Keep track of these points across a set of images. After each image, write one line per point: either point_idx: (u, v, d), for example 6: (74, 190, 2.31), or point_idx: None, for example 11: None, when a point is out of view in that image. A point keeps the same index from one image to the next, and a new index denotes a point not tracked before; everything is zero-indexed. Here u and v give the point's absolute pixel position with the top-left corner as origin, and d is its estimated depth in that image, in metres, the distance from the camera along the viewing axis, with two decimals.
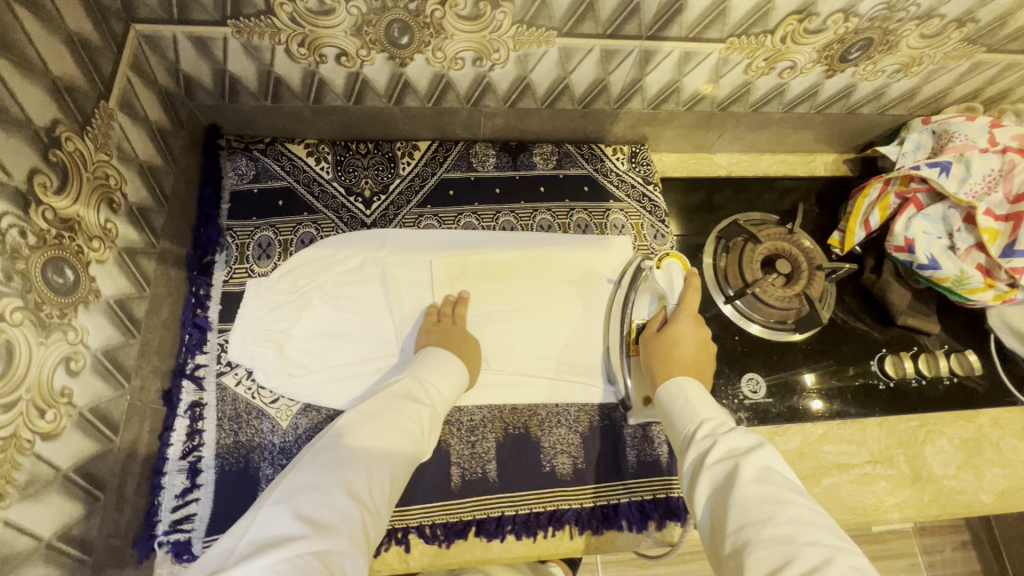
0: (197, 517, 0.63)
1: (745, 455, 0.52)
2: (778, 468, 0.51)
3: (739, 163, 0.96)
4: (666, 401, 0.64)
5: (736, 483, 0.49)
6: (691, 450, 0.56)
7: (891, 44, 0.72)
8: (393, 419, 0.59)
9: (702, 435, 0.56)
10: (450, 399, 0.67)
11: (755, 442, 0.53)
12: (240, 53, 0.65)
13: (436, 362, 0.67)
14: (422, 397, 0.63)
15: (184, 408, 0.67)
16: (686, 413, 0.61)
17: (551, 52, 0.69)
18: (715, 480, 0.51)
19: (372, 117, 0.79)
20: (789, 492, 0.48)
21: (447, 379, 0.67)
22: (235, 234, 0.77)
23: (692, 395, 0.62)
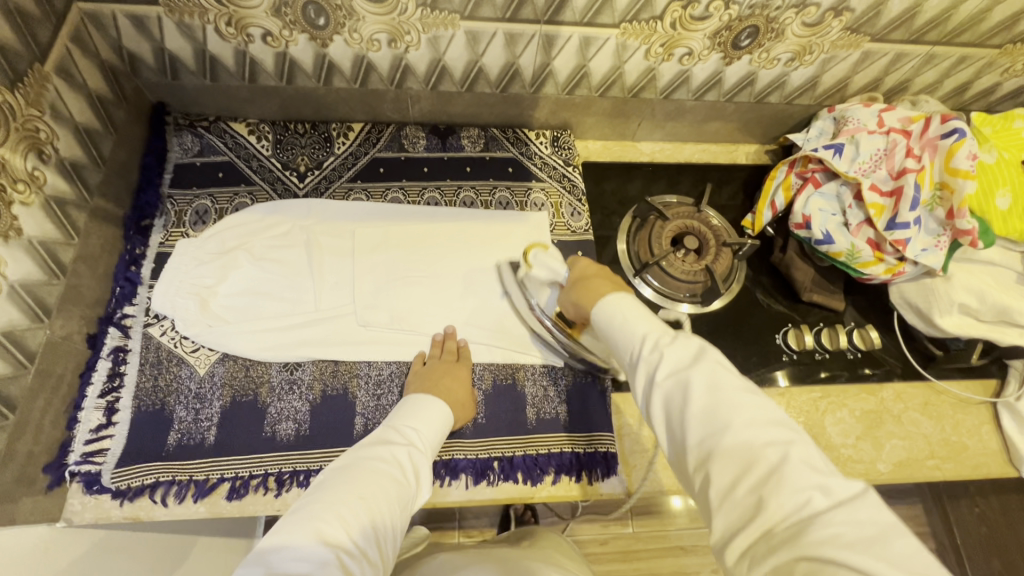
0: (110, 451, 0.68)
1: (693, 369, 0.50)
2: (725, 374, 0.50)
3: (663, 150, 1.01)
4: (603, 325, 0.60)
5: (690, 396, 0.49)
6: (642, 370, 0.53)
7: (777, 32, 0.78)
8: (374, 462, 0.56)
9: (649, 351, 0.53)
10: (435, 444, 0.64)
11: (699, 351, 0.52)
12: (175, 31, 0.73)
13: (413, 407, 0.66)
14: (401, 440, 0.61)
15: (108, 352, 0.72)
16: (626, 330, 0.57)
17: (458, 35, 0.76)
18: (667, 395, 0.51)
19: (306, 97, 0.86)
20: (740, 394, 0.49)
21: (426, 421, 0.65)
22: (174, 201, 0.83)
23: (631, 310, 0.58)
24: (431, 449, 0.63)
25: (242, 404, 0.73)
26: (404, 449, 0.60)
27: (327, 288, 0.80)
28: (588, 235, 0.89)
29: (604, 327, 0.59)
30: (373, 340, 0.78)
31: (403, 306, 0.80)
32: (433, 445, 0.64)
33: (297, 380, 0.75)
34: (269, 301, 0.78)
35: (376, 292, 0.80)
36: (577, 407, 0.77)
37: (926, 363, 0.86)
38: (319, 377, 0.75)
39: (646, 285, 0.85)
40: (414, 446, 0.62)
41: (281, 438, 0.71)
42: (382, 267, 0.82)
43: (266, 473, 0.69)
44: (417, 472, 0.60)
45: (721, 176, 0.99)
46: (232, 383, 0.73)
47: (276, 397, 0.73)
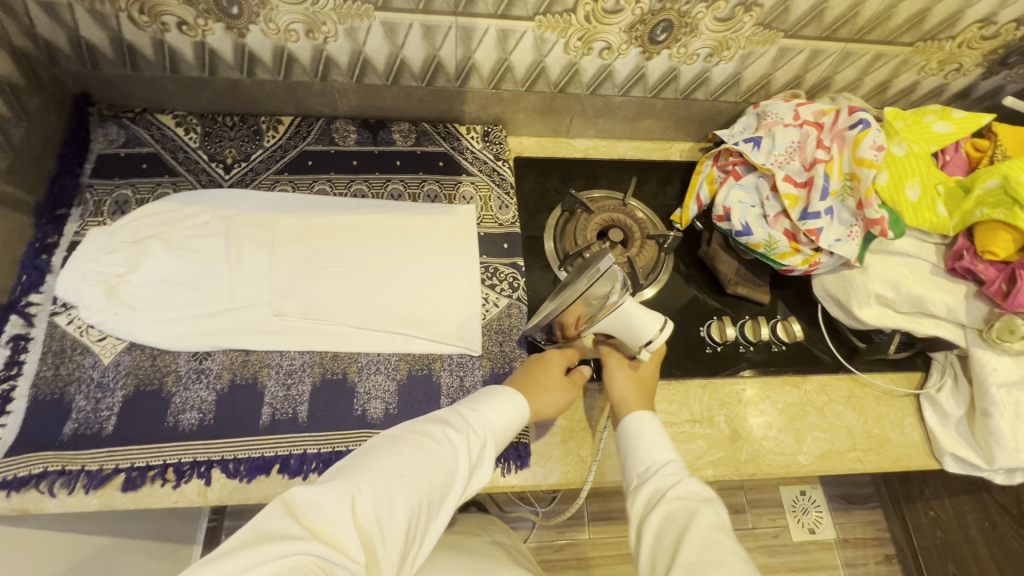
0: (1, 440, 0.66)
1: (702, 504, 0.56)
2: (725, 527, 0.54)
3: (597, 147, 1.02)
4: (628, 433, 0.67)
5: (691, 516, 0.55)
6: (653, 484, 0.61)
7: (691, 26, 0.79)
8: (433, 442, 0.57)
9: (666, 473, 0.61)
10: (500, 438, 0.64)
11: (710, 496, 0.58)
12: (88, 19, 0.73)
13: (497, 397, 0.66)
14: (464, 422, 0.61)
15: (8, 339, 0.71)
16: (652, 448, 0.64)
17: (374, 26, 0.76)
18: (668, 510, 0.57)
19: (231, 89, 0.86)
20: (735, 550, 0.52)
21: (502, 414, 0.64)
22: (94, 190, 0.83)
23: (659, 433, 0.66)
24: (495, 444, 0.63)
25: (146, 393, 0.71)
26: (466, 434, 0.60)
27: (245, 277, 0.79)
28: (515, 228, 0.89)
29: (626, 438, 0.67)
30: (287, 329, 0.77)
31: (320, 296, 0.79)
32: (497, 438, 0.63)
33: (205, 370, 0.73)
34: (184, 290, 0.77)
35: (294, 282, 0.80)
36: None
37: (851, 356, 0.86)
38: (228, 366, 0.74)
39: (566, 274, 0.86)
40: (479, 436, 0.61)
41: (183, 429, 0.69)
42: (304, 258, 0.82)
43: (165, 464, 0.68)
44: (474, 465, 0.59)
45: (653, 172, 1.00)
46: (137, 372, 0.72)
47: (181, 387, 0.72)
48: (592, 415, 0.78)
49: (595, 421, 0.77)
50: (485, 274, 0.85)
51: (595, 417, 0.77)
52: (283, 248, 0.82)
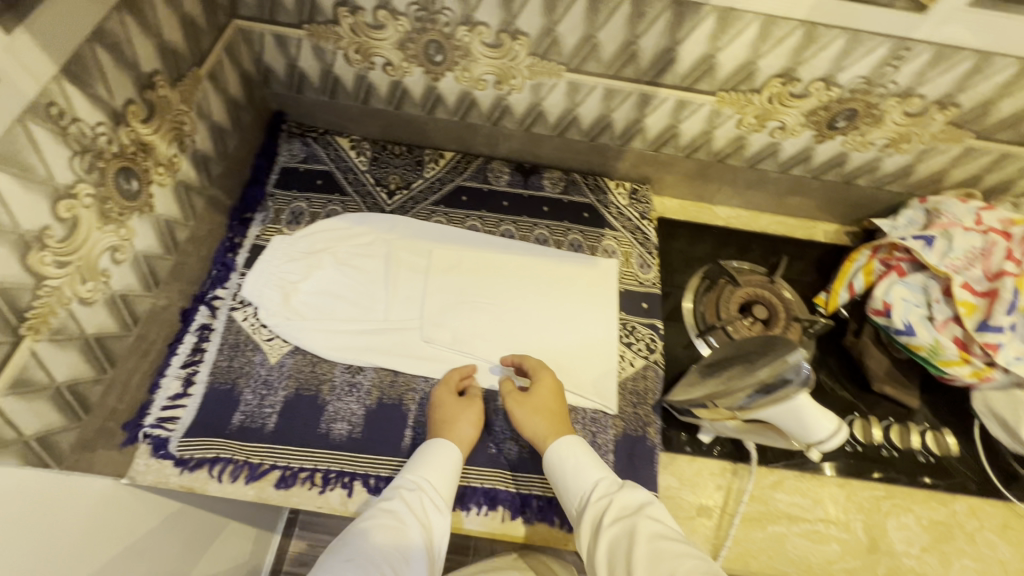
0: (181, 420, 0.72)
1: (641, 515, 0.59)
2: (666, 526, 0.59)
3: (739, 217, 1.01)
4: (552, 465, 0.68)
5: (634, 535, 0.57)
6: (590, 514, 0.62)
7: (876, 118, 0.78)
8: (382, 523, 0.61)
9: (598, 497, 0.63)
10: (451, 496, 0.67)
11: (645, 501, 0.62)
12: (310, 53, 0.81)
13: (422, 453, 0.69)
14: (395, 487, 0.66)
15: (195, 327, 0.78)
16: (577, 472, 0.66)
17: (560, 84, 0.80)
18: (613, 534, 0.59)
19: (409, 123, 0.93)
20: (682, 549, 0.55)
21: (439, 470, 0.67)
22: (275, 200, 0.90)
23: (582, 454, 0.68)
24: (446, 502, 0.66)
25: (305, 397, 0.76)
26: (400, 496, 0.64)
27: (400, 301, 0.84)
28: (655, 288, 0.90)
29: (552, 472, 0.68)
30: (433, 357, 0.80)
31: (466, 329, 0.83)
32: (449, 497, 0.66)
33: (358, 384, 0.78)
34: (345, 305, 0.83)
35: (443, 312, 0.84)
36: (624, 460, 0.75)
37: (1009, 482, 0.79)
38: (378, 384, 0.78)
39: (704, 342, 0.86)
40: (427, 500, 0.65)
41: (334, 437, 0.74)
42: (453, 291, 0.86)
43: (316, 469, 0.72)
44: (423, 521, 0.63)
45: (796, 250, 0.98)
46: (299, 376, 0.77)
47: (336, 397, 0.76)
48: (723, 495, 0.76)
49: (725, 503, 0.75)
50: (623, 330, 0.86)
51: (726, 497, 0.75)
52: (436, 278, 0.86)
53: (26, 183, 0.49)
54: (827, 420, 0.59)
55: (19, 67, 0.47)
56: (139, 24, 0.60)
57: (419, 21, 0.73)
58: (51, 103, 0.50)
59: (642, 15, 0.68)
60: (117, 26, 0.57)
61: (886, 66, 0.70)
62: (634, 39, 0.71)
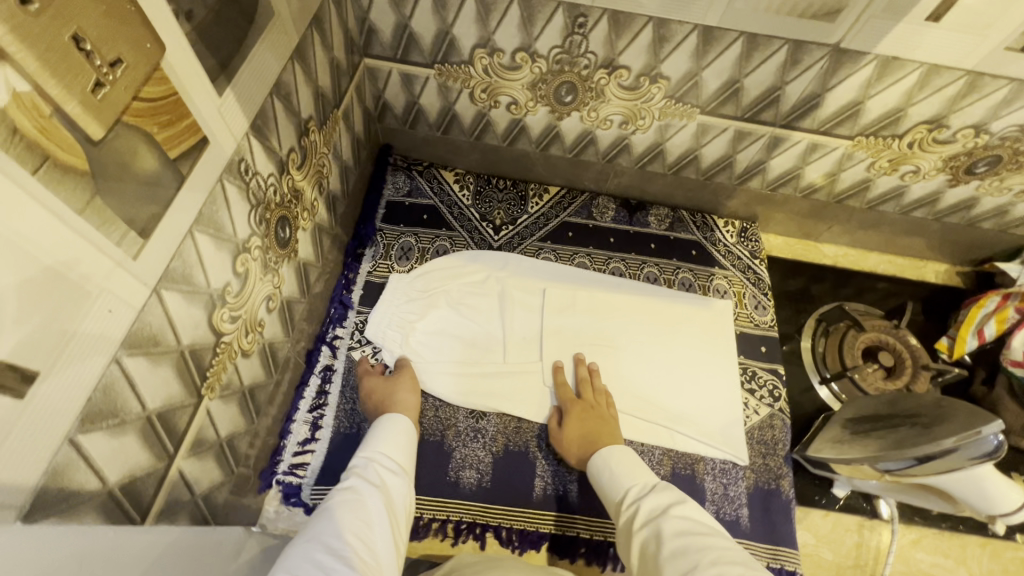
0: (311, 466, 0.71)
1: (667, 513, 0.55)
2: (696, 519, 0.54)
3: (846, 256, 0.99)
4: (597, 476, 0.66)
5: (660, 535, 0.53)
6: (624, 525, 0.58)
7: (1020, 164, 0.76)
8: (345, 492, 0.55)
9: (630, 502, 0.60)
10: (410, 467, 0.64)
11: (677, 497, 0.57)
12: (434, 91, 0.80)
13: (381, 428, 0.66)
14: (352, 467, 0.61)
15: (319, 369, 0.77)
16: (613, 483, 0.64)
17: (690, 126, 0.79)
18: (643, 538, 0.55)
19: (518, 158, 0.92)
20: (707, 537, 0.51)
21: (393, 441, 0.65)
22: (384, 235, 0.89)
23: (617, 460, 0.65)
24: (406, 473, 0.62)
25: (430, 443, 0.74)
26: (355, 471, 0.59)
27: (517, 342, 0.82)
28: (772, 331, 0.87)
29: (597, 485, 0.66)
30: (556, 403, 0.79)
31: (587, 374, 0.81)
32: (408, 467, 0.63)
33: (482, 430, 0.76)
34: (463, 345, 0.81)
35: (562, 355, 0.82)
36: (759, 514, 0.73)
37: None
38: (502, 430, 0.76)
39: (827, 388, 0.83)
40: (385, 471, 0.60)
41: (464, 486, 0.72)
42: (569, 332, 0.84)
43: (447, 520, 0.70)
44: (382, 485, 0.58)
45: (909, 292, 0.95)
46: (423, 420, 0.76)
47: (461, 443, 0.75)
48: (861, 553, 0.73)
49: (864, 561, 0.73)
50: (744, 375, 0.83)
51: (865, 554, 0.73)
52: (551, 320, 0.84)
53: (219, 243, 0.48)
54: (1012, 495, 0.57)
55: (225, 128, 0.46)
56: (303, 71, 0.59)
57: (558, 64, 0.72)
58: (242, 160, 0.50)
59: (797, 62, 0.67)
60: (289, 77, 0.56)
61: None
62: (781, 84, 0.70)
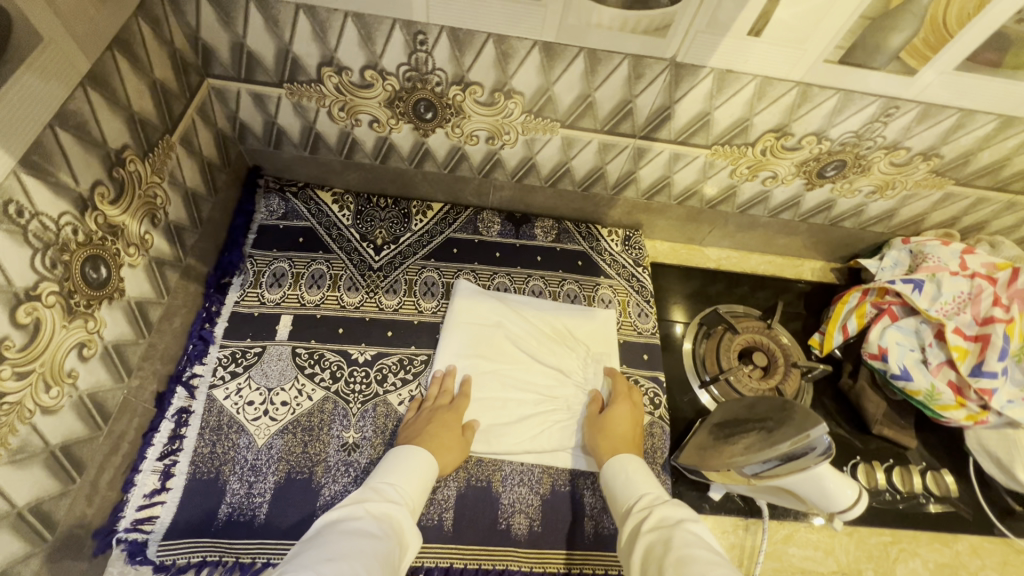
0: (159, 520, 0.66)
1: (678, 525, 0.55)
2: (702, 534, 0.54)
3: (728, 258, 1.02)
4: (609, 475, 0.68)
5: (669, 540, 0.53)
6: (631, 522, 0.59)
7: (864, 167, 0.79)
8: (368, 523, 0.54)
9: (644, 507, 0.60)
10: (416, 504, 0.62)
11: (687, 515, 0.57)
12: (290, 110, 0.77)
13: (409, 461, 0.65)
14: (379, 493, 0.60)
15: (172, 412, 0.72)
16: (626, 488, 0.64)
17: (554, 139, 0.78)
18: (647, 542, 0.55)
19: (396, 175, 0.89)
20: (711, 552, 0.51)
21: (409, 477, 0.64)
22: (254, 261, 0.84)
23: (636, 471, 0.66)
24: (411, 508, 0.61)
25: (296, 481, 0.70)
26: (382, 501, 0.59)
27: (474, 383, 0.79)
28: (655, 338, 0.88)
29: (607, 481, 0.67)
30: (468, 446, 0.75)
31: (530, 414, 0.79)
32: (414, 502, 0.62)
33: (354, 463, 0.72)
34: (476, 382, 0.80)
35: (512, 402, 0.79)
36: None
37: (1007, 517, 0.79)
38: (378, 463, 0.73)
39: (706, 392, 0.85)
40: (390, 501, 0.60)
41: None
42: (530, 382, 0.81)
43: None
44: (400, 529, 0.57)
45: (786, 290, 0.99)
46: (289, 458, 0.71)
47: (331, 478, 0.71)
48: (739, 553, 0.74)
49: (740, 561, 0.74)
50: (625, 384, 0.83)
51: (741, 554, 0.74)
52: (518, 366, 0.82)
53: None
54: (847, 490, 0.58)
55: None
56: (104, 97, 0.54)
57: (409, 81, 0.70)
58: (10, 202, 0.45)
59: (640, 76, 0.67)
60: (80, 105, 0.51)
61: (876, 122, 0.71)
62: (631, 97, 0.70)
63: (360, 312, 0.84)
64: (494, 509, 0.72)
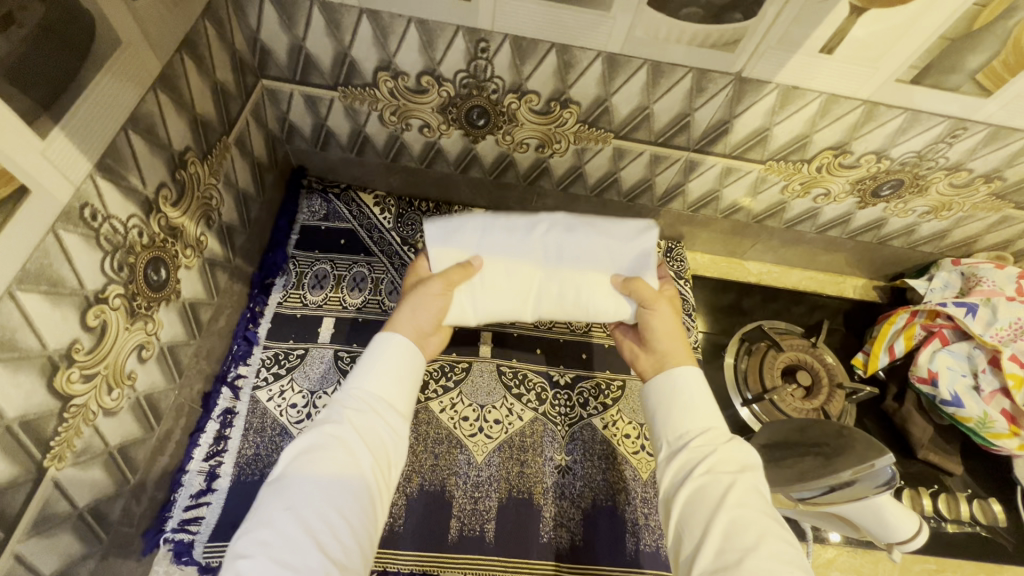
0: (204, 521, 0.65)
1: (738, 478, 0.52)
2: (760, 492, 0.52)
3: (769, 273, 1.01)
4: (670, 385, 0.60)
5: (723, 497, 0.51)
6: (683, 454, 0.56)
7: (921, 188, 0.78)
8: (327, 451, 0.51)
9: (703, 441, 0.56)
10: (392, 399, 0.57)
11: (749, 463, 0.55)
12: (341, 113, 0.76)
13: (381, 361, 0.58)
14: (341, 409, 0.54)
15: (218, 413, 0.72)
16: (683, 412, 0.58)
17: (606, 149, 0.77)
18: (699, 486, 0.53)
19: (439, 180, 0.88)
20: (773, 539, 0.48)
21: (378, 379, 0.57)
22: (297, 262, 0.84)
23: (704, 400, 0.59)
24: (387, 404, 0.56)
25: None
26: (344, 420, 0.53)
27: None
28: (696, 353, 0.87)
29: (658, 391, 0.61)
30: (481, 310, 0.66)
31: (560, 302, 0.67)
32: (388, 398, 0.57)
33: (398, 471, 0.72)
34: (478, 281, 0.66)
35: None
36: None
37: None
38: (420, 469, 0.72)
39: (748, 410, 0.83)
40: (355, 416, 0.54)
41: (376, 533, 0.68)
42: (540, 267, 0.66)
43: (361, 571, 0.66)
44: (372, 444, 0.53)
45: (829, 307, 0.97)
46: None
47: None
48: None
49: None
50: None
51: None
52: (565, 278, 0.66)
53: (57, 299, 0.43)
54: (906, 520, 0.58)
55: (56, 175, 0.41)
56: (172, 99, 0.54)
57: (465, 88, 0.70)
58: (86, 205, 0.45)
59: (702, 90, 0.66)
60: (151, 107, 0.51)
61: (940, 143, 0.69)
62: (690, 110, 0.69)
63: None
64: (536, 522, 0.71)
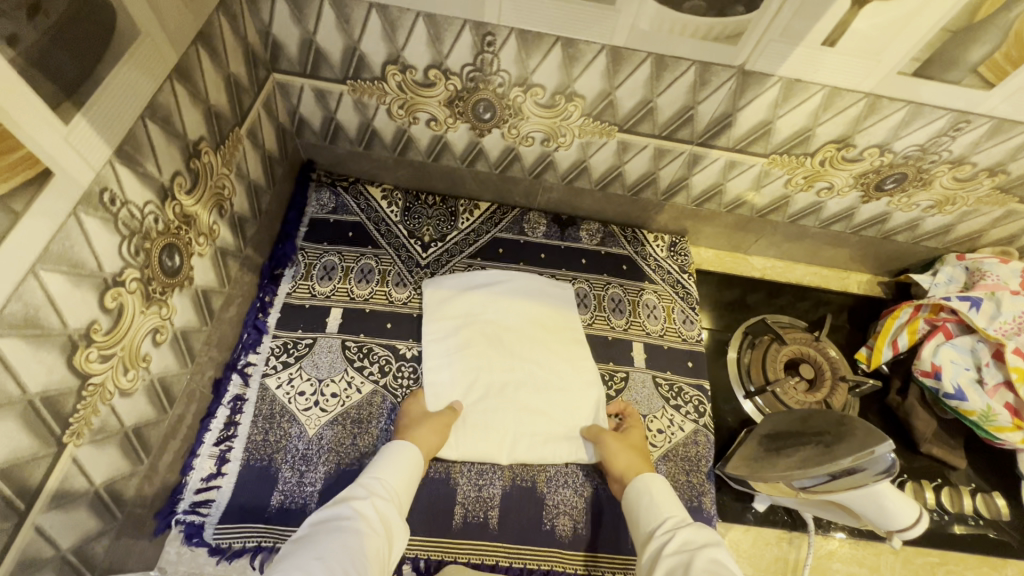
0: (215, 503, 0.67)
1: (703, 549, 0.56)
2: (726, 562, 0.54)
3: (773, 268, 1.01)
4: (637, 495, 0.66)
5: (690, 566, 0.53)
6: (655, 543, 0.59)
7: (924, 181, 0.78)
8: (349, 528, 0.55)
9: (669, 527, 0.60)
10: (404, 496, 0.63)
11: (711, 539, 0.58)
12: (350, 107, 0.78)
13: (397, 457, 0.66)
14: (367, 488, 0.61)
15: (228, 399, 0.73)
16: (651, 509, 0.64)
17: (610, 143, 0.78)
18: (669, 567, 0.55)
19: (445, 174, 0.90)
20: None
21: (395, 470, 0.64)
22: (306, 254, 0.85)
23: (668, 495, 0.65)
24: (399, 503, 0.62)
25: (345, 473, 0.71)
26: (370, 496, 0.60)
27: (463, 392, 0.77)
28: (700, 346, 0.88)
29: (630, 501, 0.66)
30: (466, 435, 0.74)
31: (537, 441, 0.75)
32: (401, 496, 0.63)
33: None
34: (473, 372, 0.78)
35: (517, 404, 0.77)
36: None
37: None
38: None
39: (750, 402, 0.84)
40: (378, 496, 0.61)
41: None
42: (527, 384, 0.79)
43: None
44: (387, 528, 0.59)
45: (833, 302, 0.97)
46: (339, 449, 0.72)
47: None
48: (783, 566, 0.73)
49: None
50: (670, 392, 0.82)
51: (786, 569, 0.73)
52: (557, 317, 0.85)
53: (77, 280, 0.45)
54: (907, 508, 0.58)
55: (78, 158, 0.42)
56: (187, 90, 0.55)
57: (472, 82, 0.71)
58: (105, 190, 0.46)
59: (706, 83, 0.67)
60: (168, 96, 0.52)
61: (943, 136, 0.70)
62: (694, 104, 0.70)
63: (408, 308, 0.84)
64: (539, 509, 0.72)
